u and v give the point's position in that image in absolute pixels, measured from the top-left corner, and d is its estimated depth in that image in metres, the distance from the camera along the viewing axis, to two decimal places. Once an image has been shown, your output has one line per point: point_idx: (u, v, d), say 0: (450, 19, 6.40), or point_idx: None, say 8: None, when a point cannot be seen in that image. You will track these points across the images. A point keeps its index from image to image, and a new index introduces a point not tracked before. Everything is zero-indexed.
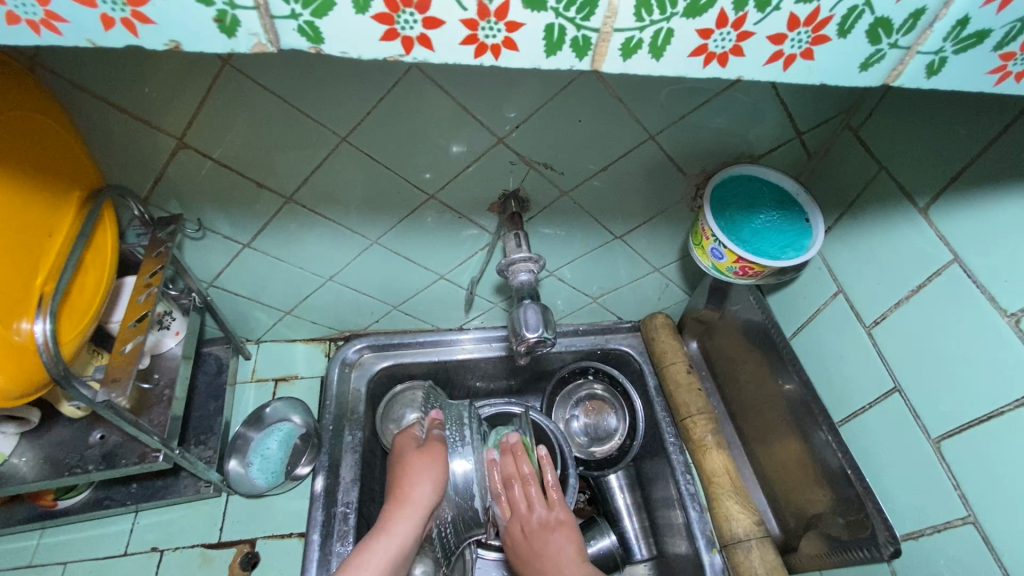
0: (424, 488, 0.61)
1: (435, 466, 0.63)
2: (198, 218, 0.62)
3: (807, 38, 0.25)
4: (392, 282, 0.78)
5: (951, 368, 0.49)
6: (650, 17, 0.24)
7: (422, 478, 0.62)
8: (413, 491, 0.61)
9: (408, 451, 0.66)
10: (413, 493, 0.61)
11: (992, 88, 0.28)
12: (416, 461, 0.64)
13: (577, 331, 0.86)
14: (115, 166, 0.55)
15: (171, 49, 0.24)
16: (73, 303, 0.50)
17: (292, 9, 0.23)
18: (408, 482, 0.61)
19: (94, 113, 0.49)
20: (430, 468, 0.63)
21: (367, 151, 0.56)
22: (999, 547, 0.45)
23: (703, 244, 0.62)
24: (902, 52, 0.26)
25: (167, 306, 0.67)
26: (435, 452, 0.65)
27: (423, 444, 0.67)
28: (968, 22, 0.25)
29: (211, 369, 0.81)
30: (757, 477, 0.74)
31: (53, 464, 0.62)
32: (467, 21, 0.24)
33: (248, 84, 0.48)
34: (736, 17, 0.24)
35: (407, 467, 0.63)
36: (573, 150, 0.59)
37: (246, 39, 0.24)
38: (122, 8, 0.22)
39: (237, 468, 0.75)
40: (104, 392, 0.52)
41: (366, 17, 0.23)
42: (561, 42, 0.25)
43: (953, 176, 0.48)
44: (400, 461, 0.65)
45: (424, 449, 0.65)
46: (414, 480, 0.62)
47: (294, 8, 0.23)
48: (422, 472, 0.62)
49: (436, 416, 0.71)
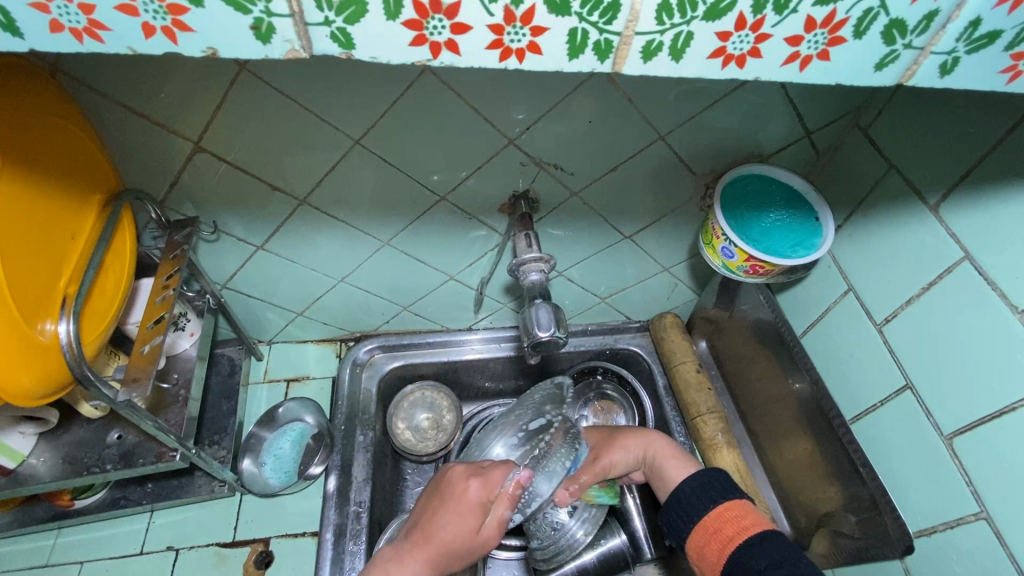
0: (452, 558, 0.55)
1: (480, 549, 0.56)
2: (213, 220, 0.63)
3: (824, 40, 0.26)
4: (402, 283, 0.79)
5: (962, 366, 0.49)
6: (671, 20, 0.25)
7: (462, 551, 0.55)
8: (442, 553, 0.55)
9: (467, 520, 0.55)
10: (440, 552, 0.55)
11: (1004, 87, 0.28)
12: (462, 535, 0.54)
13: (586, 330, 0.87)
14: (133, 170, 0.56)
15: (208, 56, 0.24)
16: (94, 304, 0.51)
17: (325, 16, 0.24)
18: (448, 544, 0.54)
19: (113, 117, 0.50)
20: (473, 546, 0.55)
21: (380, 153, 0.57)
22: (1013, 544, 0.46)
23: (714, 243, 0.62)
24: (916, 53, 0.27)
25: (182, 307, 0.68)
26: (486, 538, 0.55)
27: (483, 525, 0.55)
28: (980, 23, 0.25)
29: (224, 369, 0.82)
30: (767, 477, 0.74)
31: (72, 463, 0.63)
32: (493, 26, 0.25)
33: (266, 89, 0.49)
34: (755, 20, 0.25)
35: (450, 531, 0.54)
36: (584, 152, 0.60)
37: (280, 45, 0.24)
38: (162, 17, 0.23)
39: (251, 468, 0.76)
40: (124, 392, 0.53)
41: (396, 23, 0.24)
42: (584, 45, 0.26)
43: (964, 174, 0.48)
44: (449, 517, 0.55)
45: (479, 531, 0.55)
46: (452, 550, 0.54)
47: (327, 15, 0.24)
48: (460, 549, 0.55)
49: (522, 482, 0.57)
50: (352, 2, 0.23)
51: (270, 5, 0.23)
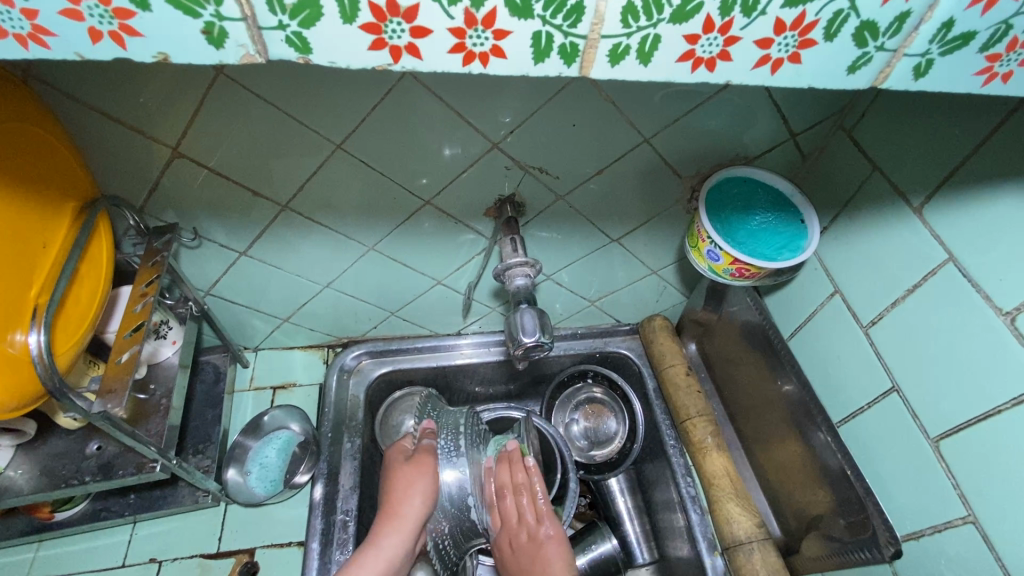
0: (413, 506, 0.61)
1: (424, 481, 0.62)
2: (193, 226, 0.62)
3: (794, 42, 0.26)
4: (389, 288, 0.78)
5: (948, 368, 0.49)
6: (637, 23, 0.24)
7: (412, 492, 0.62)
8: (403, 507, 0.61)
9: (397, 463, 0.66)
10: (403, 511, 0.61)
11: (979, 89, 0.28)
12: (405, 473, 0.63)
13: (575, 334, 0.86)
14: (111, 176, 0.55)
15: (159, 61, 0.24)
16: (67, 314, 0.50)
17: (279, 21, 0.23)
18: (400, 497, 0.61)
19: (87, 123, 0.49)
20: (418, 480, 0.62)
21: (361, 158, 0.56)
22: (999, 548, 0.45)
23: (699, 246, 0.62)
24: (890, 55, 0.26)
25: (162, 315, 0.68)
26: (423, 467, 0.63)
27: (413, 457, 0.66)
28: (953, 24, 0.25)
29: (209, 377, 0.81)
30: (757, 481, 0.74)
31: (50, 476, 0.62)
32: (454, 29, 0.24)
33: (241, 93, 0.48)
34: (723, 22, 0.24)
35: (395, 483, 0.63)
36: (568, 155, 0.59)
37: (234, 50, 0.24)
38: (109, 22, 0.22)
39: (236, 477, 0.75)
40: (99, 403, 0.52)
41: (353, 27, 0.24)
42: (549, 49, 0.25)
43: (947, 176, 0.48)
44: (389, 474, 0.65)
45: (412, 464, 0.64)
46: (403, 495, 0.62)
47: (281, 19, 0.23)
48: (411, 485, 0.62)
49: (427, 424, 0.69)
50: (307, 6, 0.23)
51: (220, 8, 0.22)
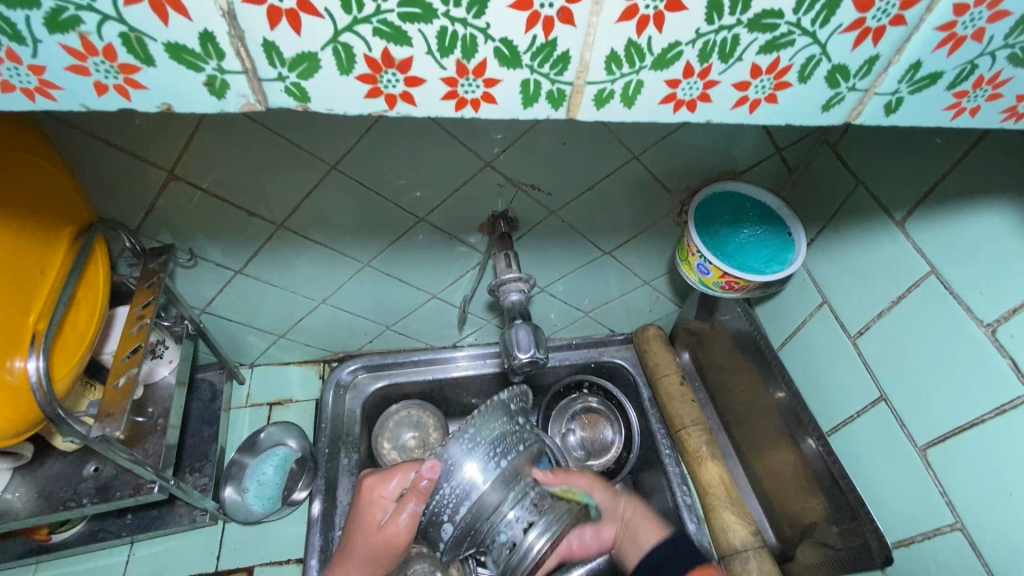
0: (367, 569, 0.60)
1: (387, 554, 0.59)
2: (189, 247, 0.63)
3: (771, 84, 0.27)
4: (384, 303, 0.78)
5: (933, 377, 0.50)
6: (620, 70, 0.26)
7: (369, 558, 0.59)
8: (354, 563, 0.61)
9: (367, 521, 0.59)
10: (351, 558, 0.61)
11: (950, 122, 0.29)
12: (369, 540, 0.58)
13: (570, 344, 0.87)
14: (108, 200, 0.55)
15: (162, 110, 0.25)
16: (64, 339, 0.50)
17: (278, 73, 0.24)
18: (356, 549, 0.60)
19: (84, 148, 0.49)
20: (381, 552, 0.59)
21: (356, 178, 0.57)
22: (987, 554, 0.46)
23: (689, 260, 0.63)
24: (861, 94, 0.28)
25: (161, 335, 0.67)
26: (393, 537, 0.57)
27: (382, 524, 0.58)
28: (920, 66, 0.26)
29: (205, 395, 0.81)
30: (752, 486, 0.74)
31: (48, 498, 0.62)
32: (446, 79, 0.25)
33: (239, 119, 0.49)
34: (702, 68, 0.26)
35: (358, 540, 0.60)
36: (560, 172, 0.60)
37: (235, 100, 0.25)
38: (114, 76, 0.23)
39: (233, 495, 0.75)
40: (98, 427, 0.52)
41: (350, 77, 0.25)
42: (537, 95, 0.26)
43: (927, 191, 0.49)
44: (362, 518, 0.59)
45: (382, 529, 0.57)
46: (357, 554, 0.60)
47: (280, 71, 0.24)
48: (363, 555, 0.60)
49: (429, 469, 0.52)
50: (305, 59, 0.24)
51: (221, 63, 0.23)
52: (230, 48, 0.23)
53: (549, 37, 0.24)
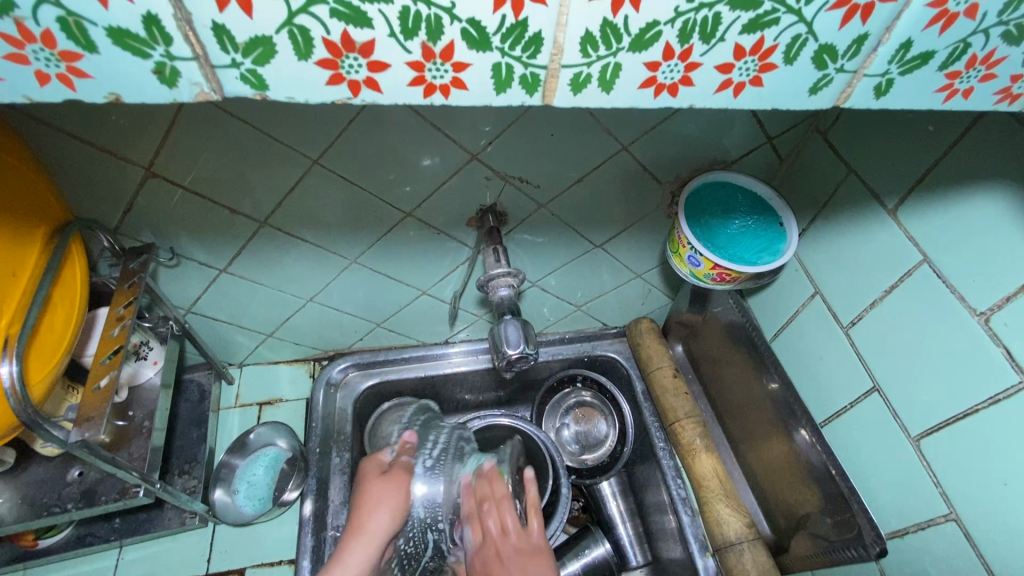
0: (380, 522, 0.55)
1: (396, 496, 0.57)
2: (170, 246, 0.62)
3: (755, 66, 0.26)
4: (374, 300, 0.77)
5: (925, 368, 0.50)
6: (596, 52, 0.25)
7: (379, 509, 0.56)
8: (367, 521, 0.55)
9: (370, 478, 0.59)
10: (367, 524, 0.55)
11: (941, 105, 0.28)
12: (375, 488, 0.57)
13: (563, 339, 0.85)
14: (83, 199, 0.54)
15: (111, 101, 0.24)
16: (39, 342, 0.48)
17: (232, 58, 0.24)
18: (365, 511, 0.56)
19: (56, 145, 0.48)
20: (390, 497, 0.57)
21: (339, 173, 0.56)
22: (982, 546, 0.46)
23: (680, 252, 0.62)
24: (850, 76, 0.27)
25: (143, 336, 0.65)
26: (399, 480, 0.58)
27: (388, 471, 0.60)
28: (911, 45, 0.26)
29: (194, 396, 0.80)
30: (749, 481, 0.74)
31: (31, 504, 0.61)
32: (413, 63, 0.25)
33: (214, 112, 0.47)
34: (683, 49, 0.25)
35: (364, 495, 0.57)
36: (548, 165, 0.59)
37: (187, 88, 0.24)
38: (57, 65, 0.22)
39: (224, 497, 0.74)
40: (76, 431, 0.51)
41: (309, 63, 0.24)
42: (510, 80, 0.26)
43: (919, 178, 0.49)
44: (359, 488, 0.59)
45: (386, 477, 0.59)
46: (370, 510, 0.56)
47: (234, 57, 0.24)
48: (380, 502, 0.56)
49: (408, 438, 0.64)
50: (259, 44, 0.23)
51: (169, 49, 0.23)
52: (177, 32, 0.22)
53: (518, 17, 0.23)
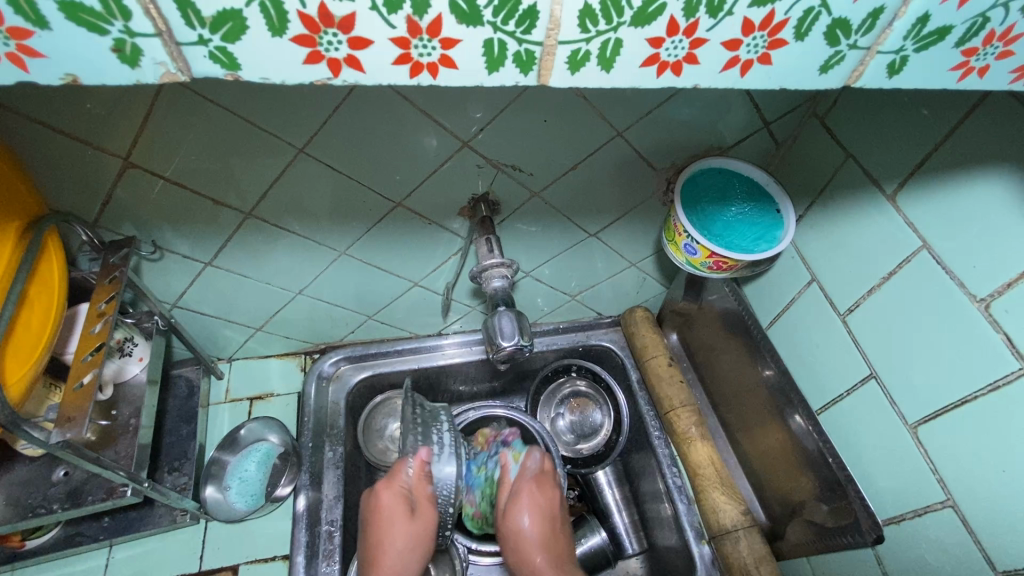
0: (409, 563, 0.61)
1: (425, 536, 0.62)
2: (152, 239, 0.60)
3: (764, 43, 0.25)
4: (365, 292, 0.76)
5: (922, 356, 0.49)
6: (596, 27, 0.24)
7: (409, 550, 0.61)
8: (395, 564, 0.60)
9: (397, 517, 0.61)
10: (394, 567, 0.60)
11: (955, 84, 0.27)
12: (408, 532, 0.61)
13: (557, 329, 0.85)
14: (60, 192, 0.52)
15: (67, 82, 0.23)
16: (16, 340, 0.46)
17: (199, 35, 0.22)
18: (394, 556, 0.60)
19: (33, 137, 0.46)
20: (420, 540, 0.62)
21: (328, 161, 0.54)
22: (980, 533, 0.46)
23: (676, 240, 0.61)
24: (862, 53, 0.26)
25: (126, 332, 0.63)
26: (425, 521, 0.62)
27: (415, 506, 0.62)
28: (928, 20, 0.24)
29: (182, 392, 0.78)
30: (743, 467, 0.73)
31: (15, 505, 0.59)
32: (398, 39, 0.23)
33: (195, 99, 0.45)
34: (688, 24, 0.24)
35: (394, 539, 0.60)
36: (542, 153, 0.58)
37: (151, 68, 0.23)
38: (5, 43, 0.21)
39: (214, 495, 0.72)
40: (57, 433, 0.49)
41: (284, 40, 0.23)
42: (503, 57, 0.24)
43: (919, 163, 0.48)
44: (387, 527, 0.61)
45: (415, 518, 0.62)
46: (398, 554, 0.60)
47: (201, 34, 0.22)
48: (409, 546, 0.61)
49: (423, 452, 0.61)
50: (229, 18, 0.22)
51: (129, 24, 0.21)
52: (138, 7, 0.21)
53: None
